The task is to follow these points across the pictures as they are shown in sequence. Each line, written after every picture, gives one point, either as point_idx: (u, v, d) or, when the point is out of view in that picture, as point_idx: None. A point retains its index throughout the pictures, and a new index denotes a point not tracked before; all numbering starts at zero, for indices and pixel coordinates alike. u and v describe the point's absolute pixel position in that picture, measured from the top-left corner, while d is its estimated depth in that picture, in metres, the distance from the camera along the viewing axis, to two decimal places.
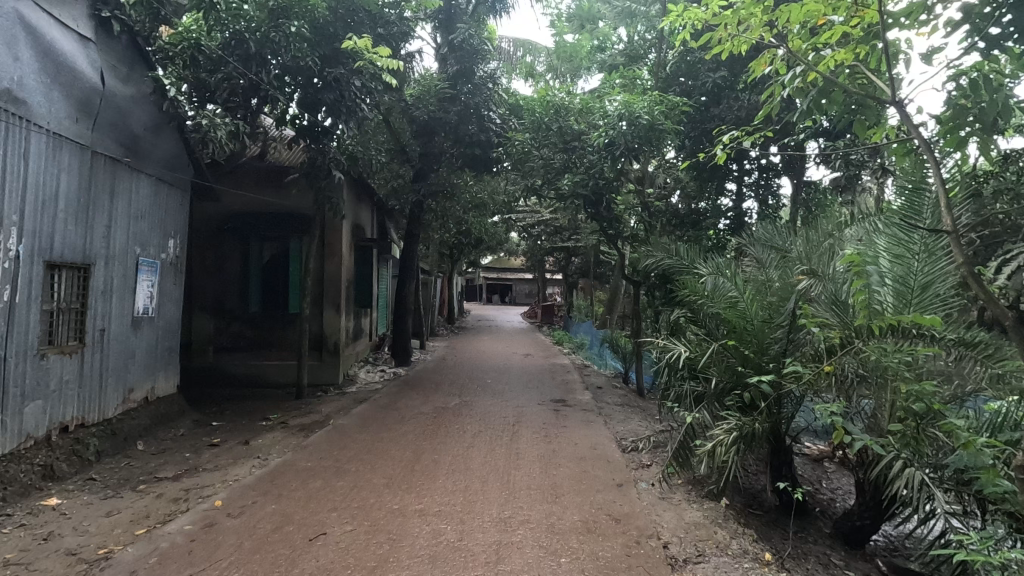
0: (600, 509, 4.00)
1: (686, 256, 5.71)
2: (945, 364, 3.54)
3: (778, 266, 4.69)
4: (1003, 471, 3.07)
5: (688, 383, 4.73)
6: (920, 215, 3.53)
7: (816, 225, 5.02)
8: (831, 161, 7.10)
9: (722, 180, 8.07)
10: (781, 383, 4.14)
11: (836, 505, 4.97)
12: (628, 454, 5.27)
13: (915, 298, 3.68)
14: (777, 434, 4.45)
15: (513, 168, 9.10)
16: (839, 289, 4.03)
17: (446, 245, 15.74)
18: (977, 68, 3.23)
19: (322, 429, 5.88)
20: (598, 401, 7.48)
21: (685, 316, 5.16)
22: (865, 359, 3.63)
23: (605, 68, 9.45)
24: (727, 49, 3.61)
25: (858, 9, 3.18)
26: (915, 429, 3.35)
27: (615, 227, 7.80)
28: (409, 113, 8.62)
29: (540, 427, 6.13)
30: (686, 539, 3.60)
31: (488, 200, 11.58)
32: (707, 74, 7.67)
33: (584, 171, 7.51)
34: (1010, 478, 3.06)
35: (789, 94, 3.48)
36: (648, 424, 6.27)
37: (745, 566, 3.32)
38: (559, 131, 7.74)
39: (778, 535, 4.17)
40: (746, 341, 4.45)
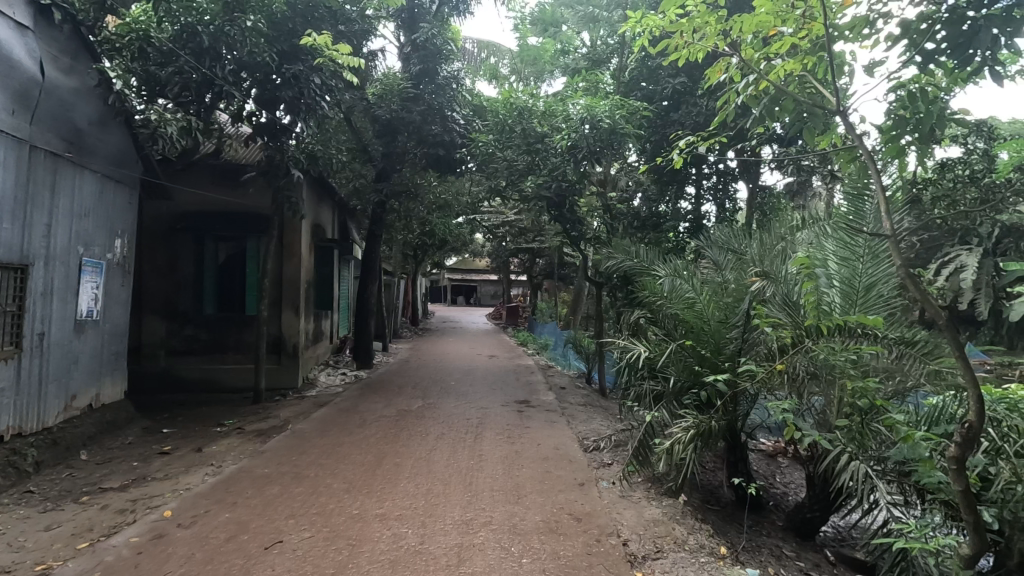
0: (562, 509, 4.04)
1: (646, 258, 5.85)
2: (888, 361, 3.70)
3: (734, 269, 4.84)
4: (939, 463, 3.22)
5: (647, 382, 4.81)
6: (863, 220, 3.75)
7: (769, 229, 5.22)
8: (785, 166, 7.37)
9: (682, 184, 8.27)
10: (736, 382, 4.28)
11: (789, 499, 5.16)
12: (590, 453, 5.33)
13: (860, 298, 3.86)
14: (733, 432, 4.58)
15: (478, 169, 9.09)
16: (791, 290, 4.22)
17: (410, 246, 15.60)
18: (917, 81, 3.38)
19: (280, 434, 5.74)
20: (561, 401, 7.55)
21: (645, 316, 5.27)
22: (812, 358, 3.78)
23: (568, 72, 9.58)
24: (684, 56, 3.67)
25: (806, 21, 3.30)
26: (860, 425, 3.53)
27: (578, 229, 7.89)
28: (371, 112, 8.50)
29: (503, 428, 6.14)
30: (645, 536, 3.66)
31: (452, 201, 11.53)
32: (667, 80, 7.85)
33: (548, 173, 7.57)
34: (945, 469, 3.22)
35: (743, 102, 3.59)
36: (610, 423, 6.36)
37: (701, 561, 3.40)
38: (523, 133, 7.78)
39: (733, 529, 4.30)
40: (703, 341, 4.58)
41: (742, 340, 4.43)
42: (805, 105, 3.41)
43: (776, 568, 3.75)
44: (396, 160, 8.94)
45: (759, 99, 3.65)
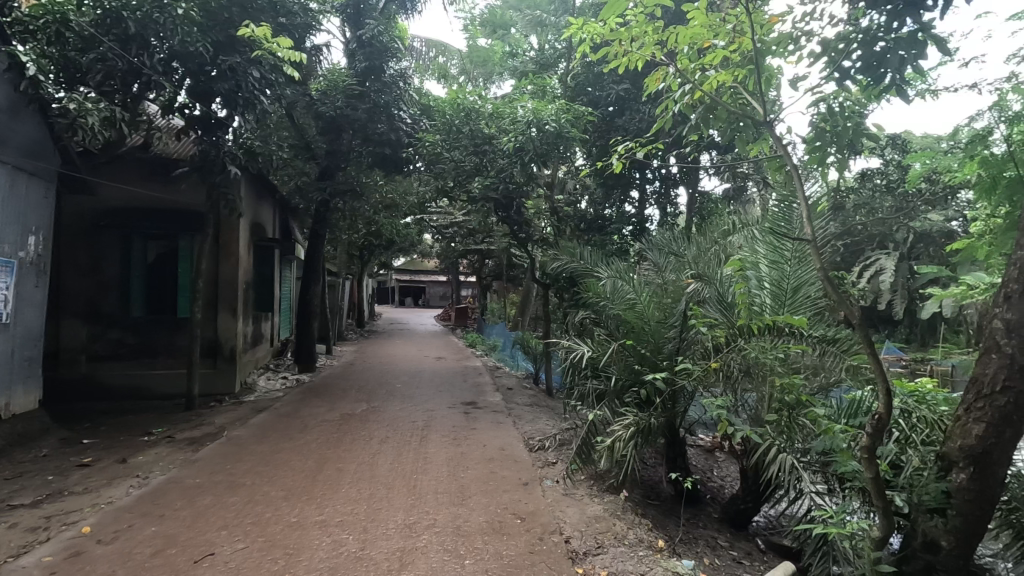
0: (506, 509, 4.06)
1: (590, 259, 5.99)
2: (813, 358, 3.94)
3: (672, 270, 5.01)
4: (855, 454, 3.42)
5: (590, 381, 4.92)
6: (790, 224, 3.98)
7: (704, 233, 5.46)
8: (722, 172, 7.71)
9: (627, 188, 8.50)
10: (674, 379, 4.42)
11: (724, 491, 5.39)
12: (535, 453, 5.38)
13: (788, 299, 4.10)
14: (672, 428, 4.74)
15: (425, 169, 9.03)
16: (725, 291, 4.44)
17: (355, 246, 15.28)
18: (835, 96, 3.60)
19: (214, 442, 5.48)
20: (508, 401, 7.60)
21: (589, 317, 5.40)
22: (744, 357, 3.99)
23: (516, 74, 9.65)
24: (624, 64, 3.76)
25: (735, 35, 3.47)
26: (788, 418, 3.73)
27: (525, 231, 8.01)
28: (314, 108, 8.29)
29: (449, 430, 6.11)
30: (587, 533, 3.73)
31: (399, 200, 11.37)
32: (612, 86, 8.04)
33: (494, 175, 7.61)
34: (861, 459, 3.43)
35: (680, 110, 3.72)
36: (555, 423, 6.44)
37: (639, 554, 3.49)
38: (470, 134, 7.77)
39: (672, 522, 4.46)
40: (643, 340, 4.70)
41: (680, 339, 4.55)
42: (736, 114, 3.57)
43: (711, 559, 3.91)
44: (340, 158, 8.74)
45: (695, 108, 3.79)
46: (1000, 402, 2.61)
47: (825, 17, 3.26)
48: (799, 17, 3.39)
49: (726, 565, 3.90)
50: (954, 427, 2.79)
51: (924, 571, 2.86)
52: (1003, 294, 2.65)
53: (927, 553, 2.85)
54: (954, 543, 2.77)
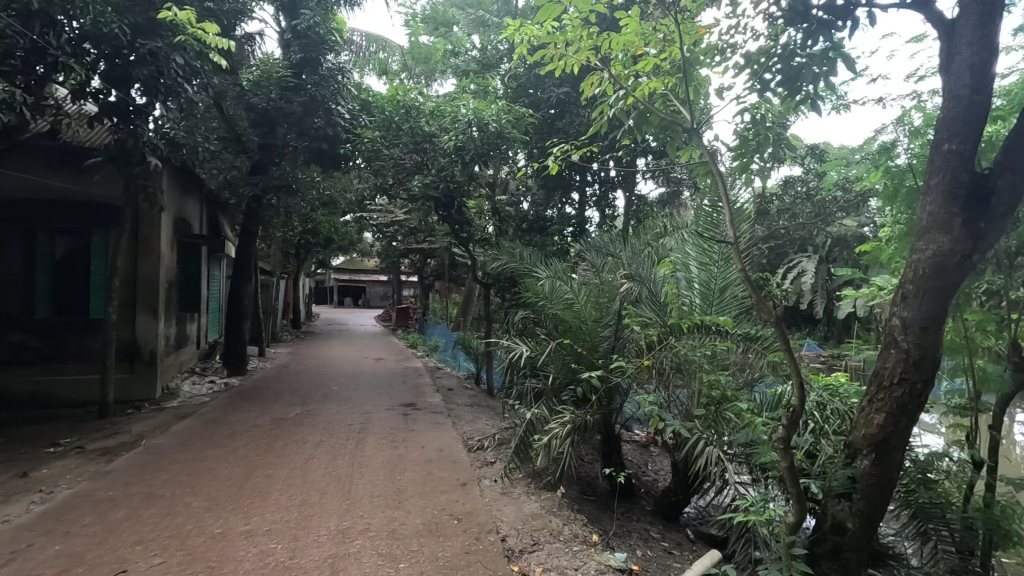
0: (443, 510, 4.04)
1: (528, 259, 6.06)
2: (738, 355, 4.14)
3: (608, 270, 5.13)
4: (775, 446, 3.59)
5: (529, 380, 5.00)
6: (716, 227, 4.18)
7: (638, 235, 5.64)
8: (657, 177, 7.99)
9: (567, 190, 8.63)
10: (610, 377, 4.52)
11: (658, 485, 5.59)
12: (474, 453, 5.37)
13: (716, 298, 4.31)
14: (607, 424, 4.86)
15: (365, 166, 8.82)
16: (656, 291, 4.62)
17: (290, 244, 14.73)
18: (757, 108, 3.81)
19: (130, 452, 5.13)
20: (448, 402, 7.56)
21: (529, 317, 5.48)
22: (674, 354, 4.14)
23: (458, 73, 9.59)
24: (560, 67, 3.80)
25: (665, 45, 3.58)
26: (714, 412, 3.90)
27: (466, 231, 8.04)
28: (245, 99, 7.94)
29: (387, 432, 5.99)
30: (523, 531, 3.75)
31: (338, 197, 11.05)
32: (552, 89, 8.16)
33: (435, 174, 7.56)
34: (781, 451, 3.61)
35: (614, 115, 3.80)
36: (495, 422, 6.46)
37: (574, 549, 3.54)
38: (410, 132, 7.67)
39: (607, 516, 4.58)
40: (580, 339, 4.80)
41: (615, 339, 4.62)
42: (666, 120, 3.69)
43: (643, 551, 4.04)
44: (274, 153, 8.41)
45: (628, 113, 3.88)
46: (897, 393, 2.84)
47: (748, 31, 3.43)
48: (725, 30, 3.54)
49: (657, 556, 4.04)
50: (859, 417, 3.01)
51: (832, 552, 3.04)
52: (900, 294, 2.89)
53: (835, 535, 3.04)
54: (858, 525, 2.97)
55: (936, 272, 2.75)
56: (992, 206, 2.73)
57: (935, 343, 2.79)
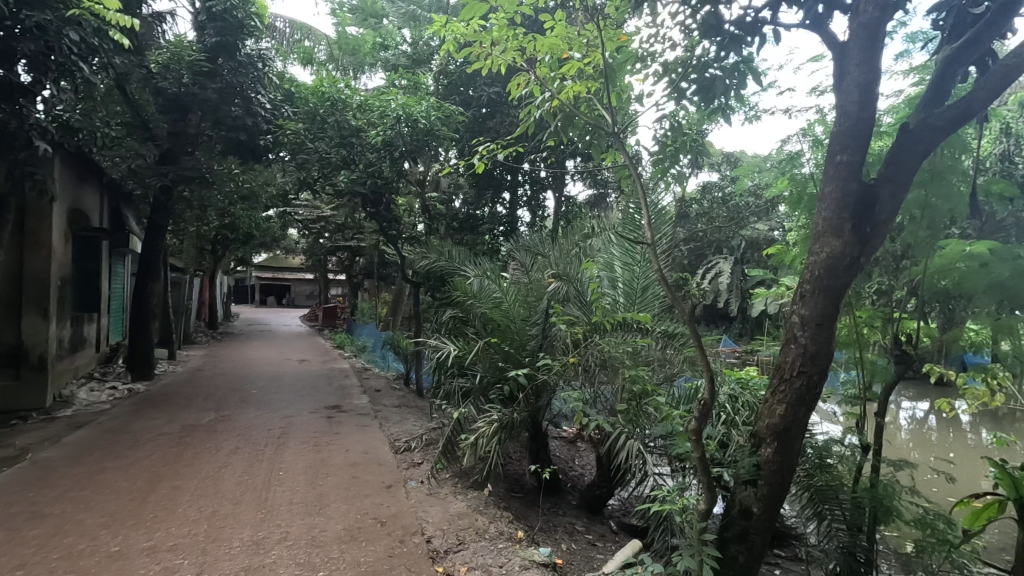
0: (366, 514, 3.94)
1: (457, 259, 6.05)
2: (658, 351, 4.31)
3: (536, 270, 5.20)
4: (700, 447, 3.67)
5: (457, 380, 4.99)
6: (636, 228, 4.35)
7: (566, 236, 5.75)
8: (585, 179, 8.20)
9: (498, 190, 8.66)
10: (536, 375, 4.59)
11: (583, 479, 5.73)
12: (400, 454, 5.27)
13: (638, 297, 4.48)
14: (535, 422, 4.93)
15: (287, 160, 8.44)
16: (581, 290, 4.75)
17: (206, 238, 13.85)
18: (675, 116, 3.96)
19: (13, 467, 4.63)
20: (375, 403, 7.37)
21: (457, 316, 5.46)
22: (599, 352, 4.26)
23: (388, 67, 9.41)
24: (486, 66, 3.79)
25: (588, 50, 3.67)
26: (636, 407, 4.03)
27: (394, 228, 7.90)
28: (153, 83, 7.37)
29: (309, 436, 5.77)
30: (448, 531, 3.72)
31: (259, 191, 10.50)
32: (483, 88, 8.19)
33: (362, 169, 7.37)
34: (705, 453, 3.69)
35: (541, 116, 3.84)
36: (423, 423, 6.38)
37: (499, 547, 3.56)
38: (336, 125, 7.43)
39: (534, 512, 4.65)
40: (507, 338, 4.83)
41: (542, 337, 4.78)
42: (590, 124, 3.78)
43: (567, 544, 4.14)
44: (186, 142, 7.87)
45: (554, 115, 3.93)
46: (795, 384, 3.07)
47: (666, 41, 3.57)
48: (645, 38, 3.68)
49: (581, 548, 4.14)
50: (763, 408, 3.22)
51: (739, 536, 3.22)
52: (799, 293, 3.12)
53: (742, 520, 3.22)
54: (763, 509, 3.16)
55: (830, 272, 2.99)
56: (876, 214, 3.00)
57: (829, 338, 3.03)
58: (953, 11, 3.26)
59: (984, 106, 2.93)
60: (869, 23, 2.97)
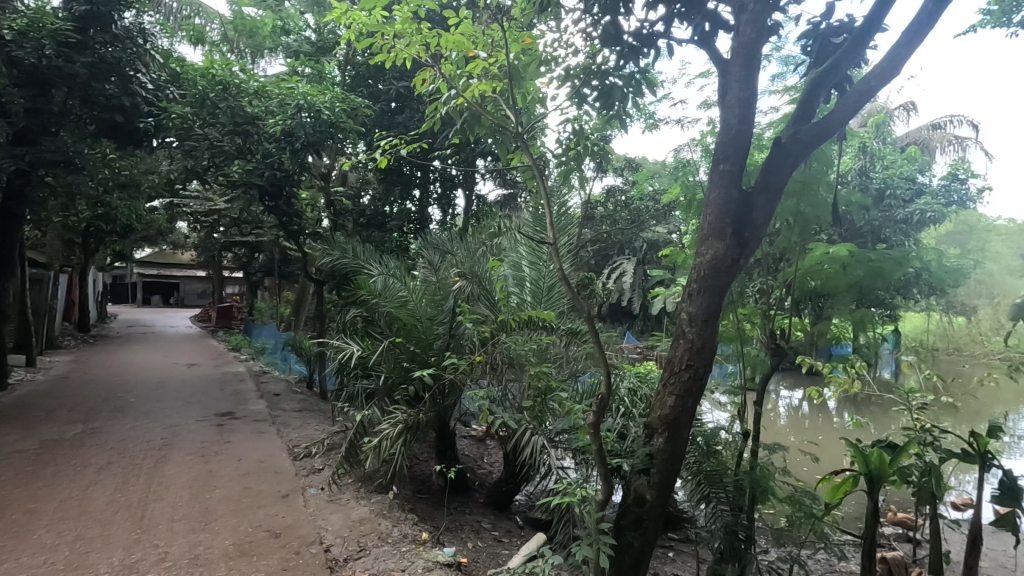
0: (259, 526, 3.70)
1: (361, 256, 5.86)
2: (560, 348, 4.42)
3: (444, 268, 5.15)
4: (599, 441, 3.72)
5: (360, 381, 4.85)
6: (542, 229, 4.49)
7: (473, 234, 5.76)
8: (495, 179, 8.24)
9: (408, 186, 8.35)
10: (442, 374, 4.55)
11: (491, 476, 5.77)
12: (299, 461, 5.01)
13: (544, 295, 4.60)
14: (441, 421, 4.89)
15: (173, 146, 7.74)
16: (487, 288, 4.78)
17: (76, 230, 12.37)
18: (582, 119, 3.94)
19: None
20: (273, 408, 6.96)
21: (361, 315, 5.28)
22: (505, 349, 4.29)
23: (289, 54, 9.00)
24: (389, 59, 3.67)
25: (493, 50, 3.65)
26: (541, 404, 4.10)
27: (296, 223, 7.51)
28: (6, 51, 6.45)
29: (196, 447, 5.32)
30: (349, 538, 3.60)
31: (140, 178, 9.55)
32: (392, 82, 8.00)
33: (259, 160, 6.93)
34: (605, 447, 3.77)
35: (447, 113, 3.76)
36: (324, 427, 6.11)
37: (402, 550, 3.48)
38: (229, 111, 6.94)
39: (440, 512, 4.62)
40: (414, 337, 4.83)
41: (448, 335, 4.73)
42: (495, 123, 3.77)
43: (473, 543, 4.15)
44: (49, 121, 6.98)
45: (461, 113, 3.89)
46: (683, 377, 3.28)
47: (568, 47, 3.66)
48: (549, 43, 3.76)
49: (487, 545, 4.17)
50: (655, 400, 3.40)
51: (634, 523, 3.37)
52: (687, 291, 3.33)
53: (637, 507, 3.37)
54: (655, 495, 3.33)
55: (713, 272, 3.22)
56: (753, 219, 3.26)
57: (713, 333, 3.26)
58: (818, 38, 3.63)
59: (841, 125, 3.29)
60: (748, 43, 3.23)
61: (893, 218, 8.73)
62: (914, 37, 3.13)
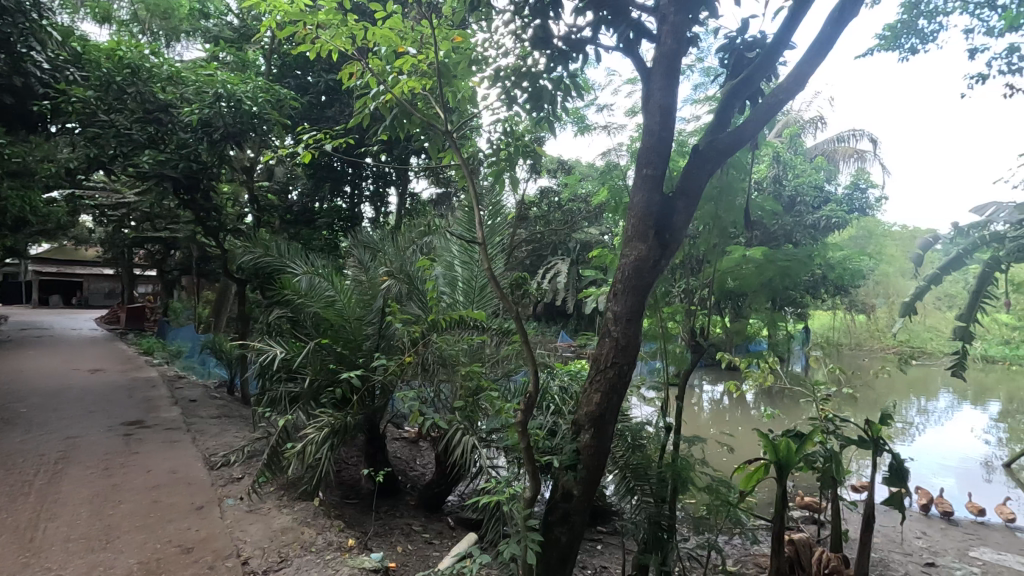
0: (169, 542, 3.47)
1: (285, 254, 5.64)
2: (491, 348, 4.42)
3: (373, 267, 5.05)
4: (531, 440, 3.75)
5: (284, 384, 4.66)
6: (470, 229, 4.51)
7: (403, 233, 5.68)
8: (429, 177, 8.15)
9: (338, 182, 8.17)
10: (370, 375, 4.45)
11: (423, 478, 5.70)
12: (216, 471, 4.74)
13: (477, 296, 4.59)
14: (370, 424, 4.77)
15: (73, 132, 7.11)
16: (417, 288, 4.76)
17: None
18: (513, 120, 3.95)
19: None
20: (188, 415, 6.55)
21: (285, 315, 5.08)
22: (437, 350, 4.24)
23: (208, 39, 8.49)
24: (313, 50, 3.53)
25: (422, 48, 3.60)
26: (472, 404, 4.11)
27: (215, 218, 7.10)
28: None
29: (98, 459, 4.91)
30: (269, 549, 3.44)
31: (34, 166, 8.69)
32: (321, 75, 7.75)
33: (172, 150, 6.49)
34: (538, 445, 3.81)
35: (375, 110, 3.67)
36: (245, 434, 5.81)
37: (327, 558, 3.37)
38: (138, 97, 6.48)
39: (369, 517, 4.52)
40: (341, 338, 4.68)
41: (378, 336, 4.64)
42: (424, 120, 3.71)
43: (403, 547, 4.08)
44: None
45: (389, 110, 3.80)
46: (609, 374, 3.37)
47: (499, 48, 3.65)
48: (481, 43, 3.74)
49: (417, 548, 4.12)
50: (582, 398, 3.47)
51: (561, 518, 3.44)
52: (613, 290, 3.43)
53: (564, 502, 3.44)
54: (581, 490, 3.41)
55: (637, 272, 3.34)
56: (673, 222, 3.41)
57: (637, 332, 3.38)
58: (733, 53, 3.84)
59: (753, 135, 3.49)
60: (668, 53, 3.36)
61: (802, 223, 9.43)
62: (817, 56, 3.36)
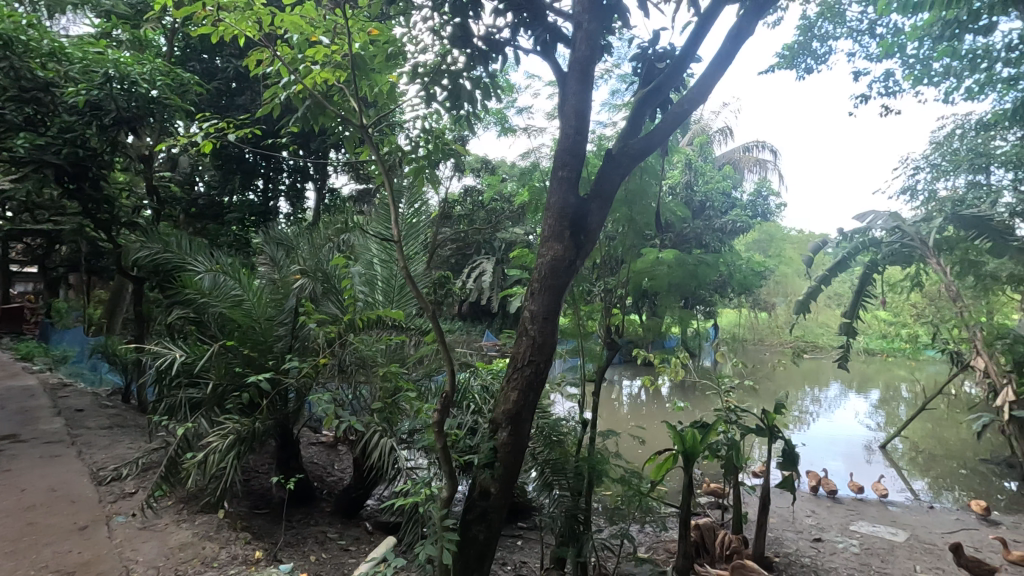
0: (44, 568, 3.13)
1: (188, 250, 5.26)
2: (411, 348, 4.35)
3: (286, 265, 4.84)
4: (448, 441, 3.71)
5: (184, 390, 4.34)
6: (388, 227, 4.42)
7: (319, 230, 5.47)
8: (349, 172, 7.89)
9: (249, 175, 7.71)
10: (281, 378, 4.25)
11: (341, 483, 5.51)
12: (104, 487, 4.33)
13: (396, 295, 4.49)
14: (282, 429, 4.55)
15: None
16: (333, 287, 4.67)
17: None
18: (433, 117, 3.90)
19: None
20: (73, 427, 5.93)
21: (186, 316, 4.73)
22: (353, 350, 4.12)
23: (99, 14, 7.73)
24: (217, 33, 3.31)
25: (336, 36, 3.41)
26: (390, 405, 4.03)
27: (107, 210, 6.47)
28: None
29: None
30: (164, 567, 3.20)
31: None
32: (230, 60, 7.30)
33: (54, 134, 5.85)
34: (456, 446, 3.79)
35: (285, 100, 3.48)
36: (140, 445, 5.35)
37: (230, 573, 3.18)
38: (10, 73, 5.75)
39: (281, 527, 4.31)
40: (249, 340, 4.40)
41: (291, 337, 4.43)
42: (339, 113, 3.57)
43: (317, 556, 3.93)
44: None
45: (301, 101, 3.63)
46: (526, 372, 3.41)
47: (418, 44, 3.59)
48: (400, 38, 3.66)
49: (332, 556, 3.98)
50: (500, 396, 3.50)
51: (478, 517, 3.44)
52: (530, 289, 3.47)
53: (482, 501, 3.44)
54: (499, 488, 3.43)
55: (553, 271, 3.42)
56: (588, 223, 3.50)
57: (553, 330, 3.45)
58: (645, 62, 4.03)
59: (662, 141, 3.65)
60: (583, 60, 3.46)
61: (711, 227, 10.01)
62: (719, 70, 3.59)
